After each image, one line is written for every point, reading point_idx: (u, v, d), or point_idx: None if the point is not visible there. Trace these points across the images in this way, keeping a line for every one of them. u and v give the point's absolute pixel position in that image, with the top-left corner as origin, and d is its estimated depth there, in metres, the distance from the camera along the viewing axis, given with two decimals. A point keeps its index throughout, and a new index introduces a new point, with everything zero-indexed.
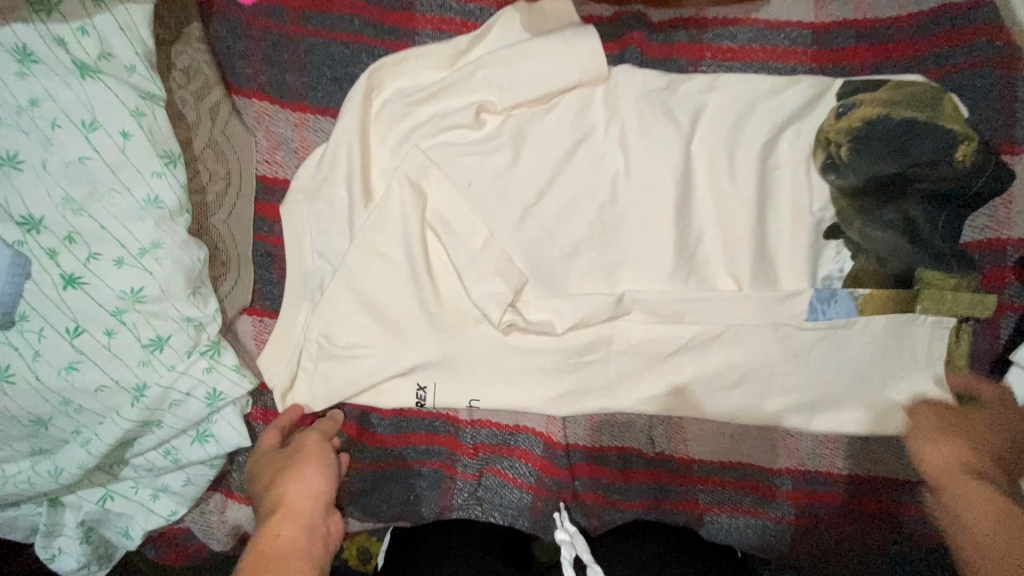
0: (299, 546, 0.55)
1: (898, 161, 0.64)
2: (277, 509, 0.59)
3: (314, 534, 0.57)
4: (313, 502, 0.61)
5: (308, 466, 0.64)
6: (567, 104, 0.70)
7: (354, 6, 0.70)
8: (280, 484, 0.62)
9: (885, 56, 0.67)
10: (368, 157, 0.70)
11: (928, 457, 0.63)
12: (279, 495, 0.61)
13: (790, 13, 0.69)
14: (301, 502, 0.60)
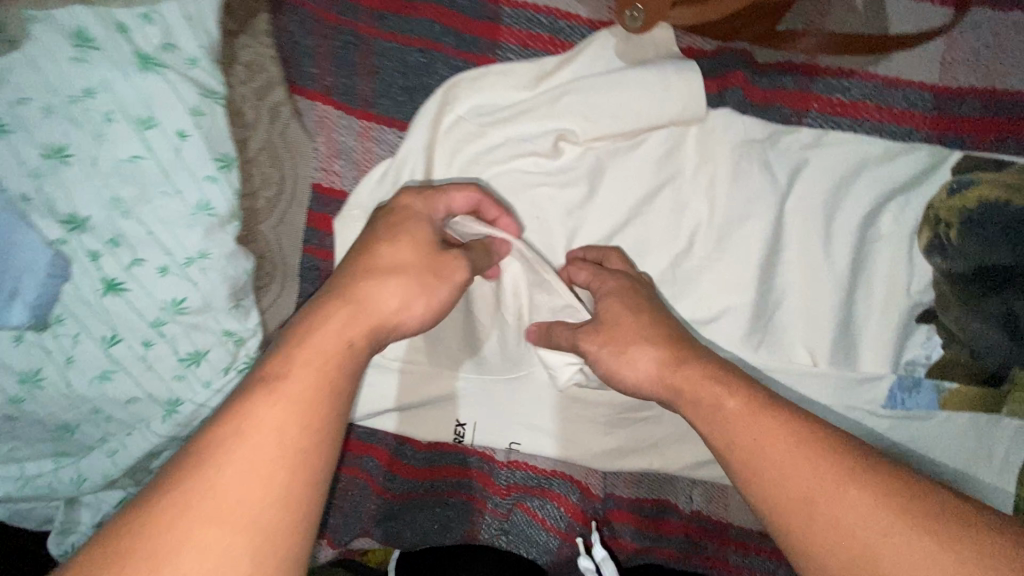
0: (326, 398, 0.42)
1: (1016, 252, 0.59)
2: (354, 319, 0.47)
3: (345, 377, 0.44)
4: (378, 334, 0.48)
5: (409, 283, 0.51)
6: (654, 141, 0.64)
7: (435, 10, 0.64)
8: (362, 292, 0.49)
9: (1011, 133, 0.61)
10: (432, 172, 0.65)
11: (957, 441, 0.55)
12: (356, 298, 0.48)
13: (911, 71, 0.62)
14: (367, 320, 0.48)
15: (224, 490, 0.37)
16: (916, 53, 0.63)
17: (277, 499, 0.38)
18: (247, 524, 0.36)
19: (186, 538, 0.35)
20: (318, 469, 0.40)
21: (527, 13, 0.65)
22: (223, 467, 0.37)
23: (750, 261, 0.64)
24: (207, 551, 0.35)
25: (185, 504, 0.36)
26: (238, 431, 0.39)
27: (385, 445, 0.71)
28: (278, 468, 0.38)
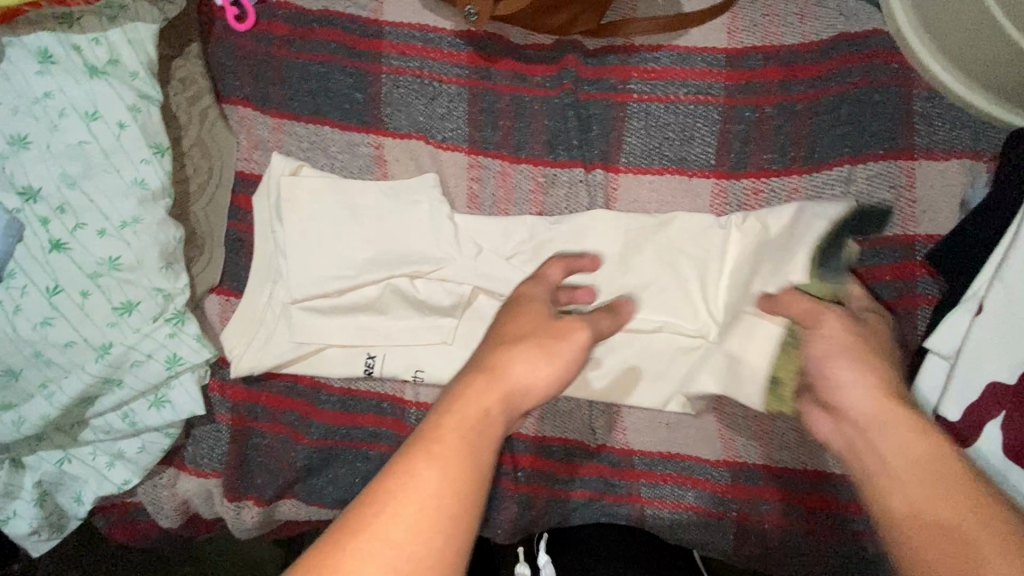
0: (476, 460, 0.44)
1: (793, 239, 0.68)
2: (478, 448, 0.45)
3: (495, 438, 0.46)
4: (510, 406, 0.49)
5: (535, 354, 0.52)
6: (511, 115, 0.80)
7: (332, 32, 0.82)
8: (505, 364, 0.51)
9: (792, 76, 0.76)
10: (335, 153, 0.80)
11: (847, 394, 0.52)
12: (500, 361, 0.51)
13: (706, 41, 0.79)
14: (504, 390, 0.49)
15: (420, 507, 0.41)
16: (708, 26, 0.79)
17: (457, 465, 0.44)
18: (446, 503, 0.42)
19: (393, 514, 0.41)
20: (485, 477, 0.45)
21: (403, 30, 0.82)
22: (438, 465, 0.43)
23: (598, 202, 0.77)
24: (399, 527, 0.41)
25: (404, 489, 0.42)
26: (422, 462, 0.43)
27: (304, 397, 0.78)
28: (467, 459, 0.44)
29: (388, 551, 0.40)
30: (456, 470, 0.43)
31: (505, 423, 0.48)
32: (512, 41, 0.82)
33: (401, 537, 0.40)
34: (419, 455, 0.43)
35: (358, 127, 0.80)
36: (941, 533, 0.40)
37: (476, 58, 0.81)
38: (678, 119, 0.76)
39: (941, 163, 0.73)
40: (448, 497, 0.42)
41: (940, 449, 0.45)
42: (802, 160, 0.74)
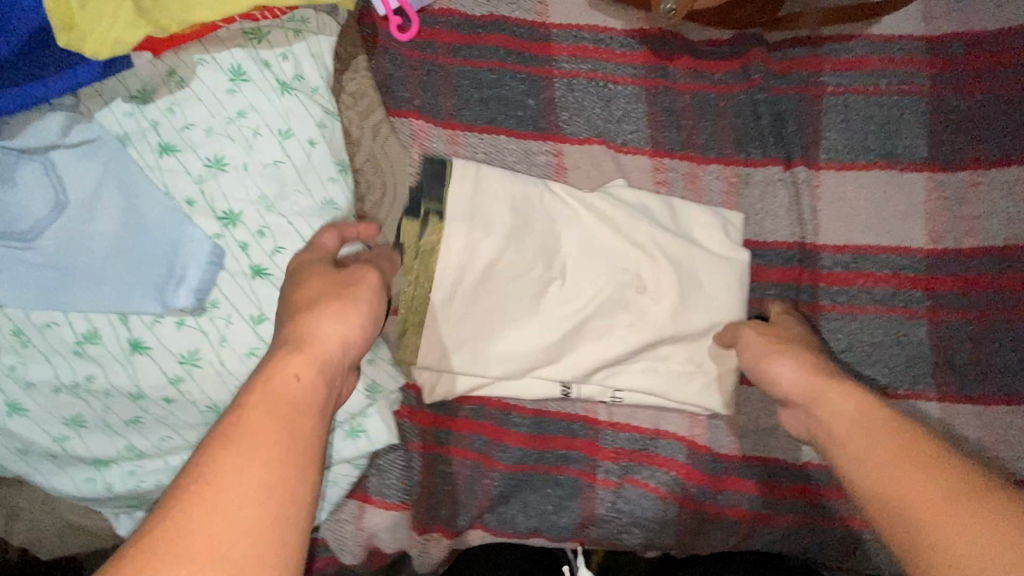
0: (276, 435, 0.40)
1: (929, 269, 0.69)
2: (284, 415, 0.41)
3: (303, 415, 0.42)
4: (321, 364, 0.45)
5: (339, 307, 0.50)
6: (694, 116, 0.76)
7: (498, 38, 0.79)
8: (760, 363, 0.61)
9: (998, 61, 0.72)
10: (511, 162, 0.76)
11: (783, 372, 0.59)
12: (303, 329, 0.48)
13: (901, 28, 0.74)
14: (311, 353, 0.46)
15: (231, 494, 0.37)
16: (902, 13, 0.74)
17: (271, 457, 0.39)
18: (270, 494, 0.37)
19: (212, 506, 0.36)
20: (298, 465, 0.39)
21: (571, 32, 0.79)
22: (210, 456, 0.38)
23: (799, 201, 0.73)
24: (223, 519, 0.36)
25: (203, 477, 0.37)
26: (221, 447, 0.38)
27: (492, 420, 0.74)
28: (272, 440, 0.39)
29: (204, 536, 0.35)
30: (259, 453, 0.39)
31: (311, 387, 0.44)
32: (688, 38, 0.78)
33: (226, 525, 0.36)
34: (209, 445, 0.38)
35: (535, 134, 0.76)
36: (895, 483, 0.44)
37: (651, 56, 0.78)
38: (881, 110, 0.72)
39: None
40: (256, 477, 0.38)
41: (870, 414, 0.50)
42: (1022, 148, 0.70)
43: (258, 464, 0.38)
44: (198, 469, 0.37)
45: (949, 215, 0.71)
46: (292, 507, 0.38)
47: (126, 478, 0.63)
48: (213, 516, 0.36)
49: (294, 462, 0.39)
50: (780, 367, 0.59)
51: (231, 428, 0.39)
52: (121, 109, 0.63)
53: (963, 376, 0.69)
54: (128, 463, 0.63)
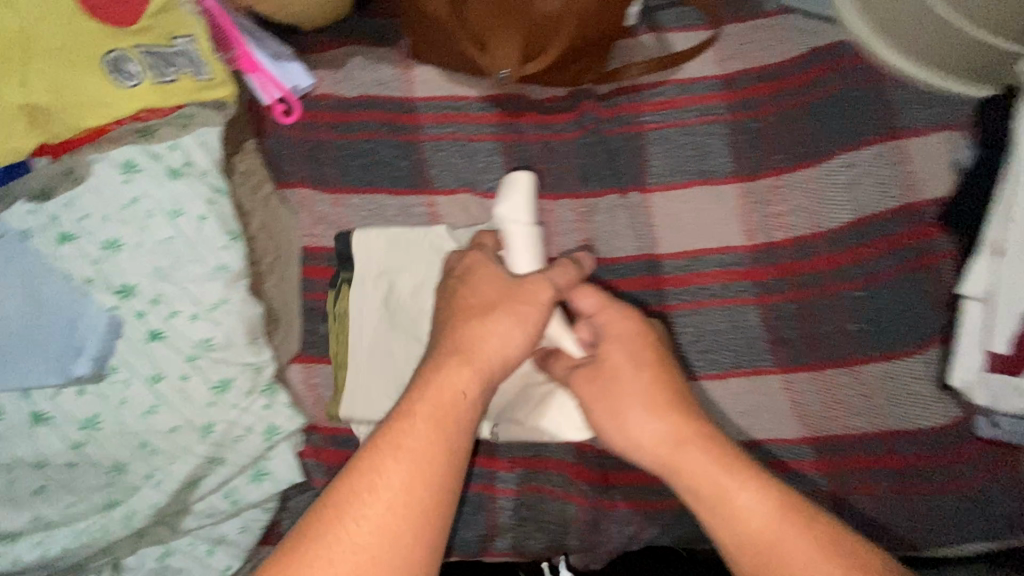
0: (435, 440, 0.57)
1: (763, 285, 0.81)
2: (449, 418, 0.59)
3: (460, 426, 0.59)
4: (483, 377, 0.62)
5: (507, 323, 0.64)
6: (544, 160, 0.89)
7: (372, 113, 0.91)
8: (619, 418, 0.65)
9: (781, 88, 0.87)
10: (392, 215, 0.87)
11: (642, 426, 0.64)
12: (469, 337, 0.64)
13: (701, 71, 0.90)
14: (477, 367, 0.62)
15: (374, 494, 0.54)
16: (700, 60, 0.90)
17: (425, 451, 0.57)
18: (421, 490, 0.55)
19: (359, 509, 0.54)
20: (451, 462, 0.57)
21: (434, 102, 0.92)
22: (394, 464, 0.56)
23: (637, 220, 0.85)
24: (377, 515, 0.53)
25: (369, 474, 0.55)
26: (383, 456, 0.56)
27: None
28: (440, 453, 0.57)
29: (361, 521, 0.53)
30: (421, 461, 0.56)
31: (470, 403, 0.61)
32: (532, 97, 0.92)
33: (381, 521, 0.53)
34: (367, 467, 0.56)
35: (409, 190, 0.87)
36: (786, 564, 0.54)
37: (503, 116, 0.91)
38: (693, 139, 0.87)
39: (927, 138, 0.82)
40: (423, 474, 0.56)
41: (745, 486, 0.58)
42: (808, 155, 0.84)
43: (415, 462, 0.56)
44: (333, 496, 0.55)
45: (761, 216, 0.83)
46: (447, 491, 0.56)
47: (32, 548, 0.66)
48: (379, 512, 0.53)
49: (450, 465, 0.57)
50: (642, 426, 0.64)
51: (392, 437, 0.57)
52: (22, 210, 0.70)
53: (793, 349, 0.80)
54: (35, 534, 0.66)
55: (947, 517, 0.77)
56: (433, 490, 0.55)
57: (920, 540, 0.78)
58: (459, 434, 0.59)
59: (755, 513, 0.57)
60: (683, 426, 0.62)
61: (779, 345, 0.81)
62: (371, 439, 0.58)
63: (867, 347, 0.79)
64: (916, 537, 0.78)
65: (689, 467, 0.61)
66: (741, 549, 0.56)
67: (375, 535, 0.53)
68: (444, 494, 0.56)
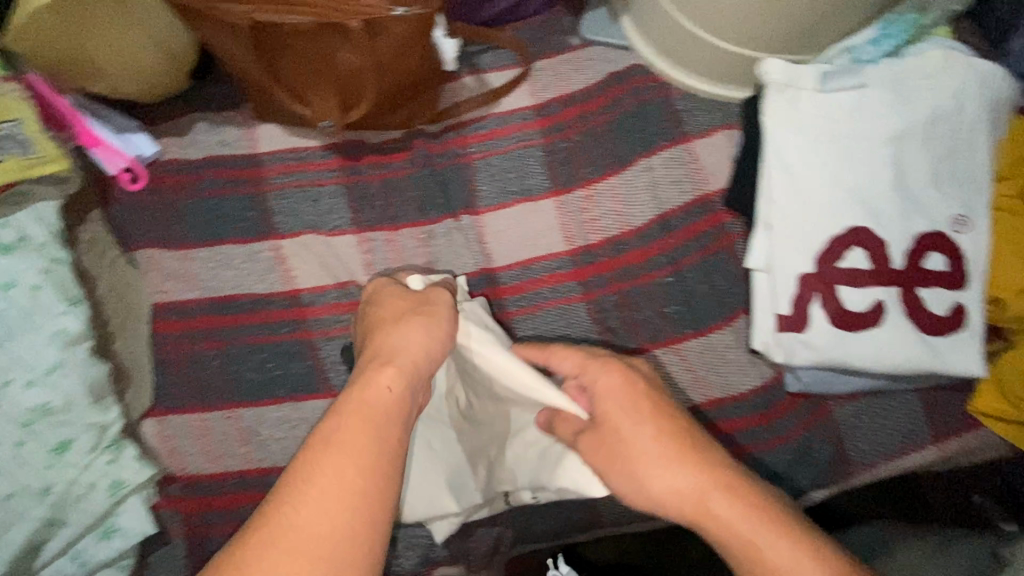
0: (366, 428, 0.58)
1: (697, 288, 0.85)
2: (379, 414, 0.60)
3: (389, 421, 0.60)
4: (409, 374, 0.64)
5: (424, 322, 0.70)
6: (383, 196, 0.96)
7: (218, 171, 0.97)
8: (636, 476, 0.63)
9: (586, 110, 0.99)
10: (241, 262, 0.90)
11: (660, 482, 0.61)
12: (389, 344, 0.67)
13: (517, 104, 1.01)
14: (398, 364, 0.64)
15: (310, 484, 0.54)
16: (515, 94, 1.01)
17: (357, 441, 0.57)
18: (355, 477, 0.55)
19: (295, 498, 0.53)
20: (388, 459, 0.57)
21: (278, 154, 0.99)
22: (324, 452, 0.56)
23: (472, 240, 0.93)
24: (315, 502, 0.53)
25: (305, 464, 0.56)
26: (318, 445, 0.57)
27: (259, 488, 0.81)
28: (368, 441, 0.57)
29: (300, 514, 0.52)
30: (355, 451, 0.56)
31: (398, 398, 0.62)
32: (369, 140, 0.99)
33: (314, 511, 0.52)
34: (307, 457, 0.56)
35: (254, 237, 0.92)
36: None
37: (343, 160, 0.98)
38: (513, 163, 0.96)
39: (711, 138, 0.93)
40: (355, 462, 0.55)
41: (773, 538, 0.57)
42: (614, 164, 0.94)
43: (351, 453, 0.56)
44: (275, 489, 0.55)
45: (579, 222, 0.92)
46: (377, 481, 0.56)
47: None
48: (314, 498, 0.53)
49: (380, 455, 0.57)
50: (682, 479, 0.61)
51: (327, 429, 0.58)
52: None
53: (621, 338, 0.87)
54: None
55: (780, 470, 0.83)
56: (373, 481, 0.55)
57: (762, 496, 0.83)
58: (389, 422, 0.60)
59: (794, 564, 0.56)
60: (686, 448, 0.61)
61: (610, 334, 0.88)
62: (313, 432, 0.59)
63: (686, 325, 0.87)
64: (758, 494, 0.83)
65: (723, 516, 0.59)
66: (729, 559, 0.59)
67: (307, 524, 0.52)
68: (374, 482, 0.55)
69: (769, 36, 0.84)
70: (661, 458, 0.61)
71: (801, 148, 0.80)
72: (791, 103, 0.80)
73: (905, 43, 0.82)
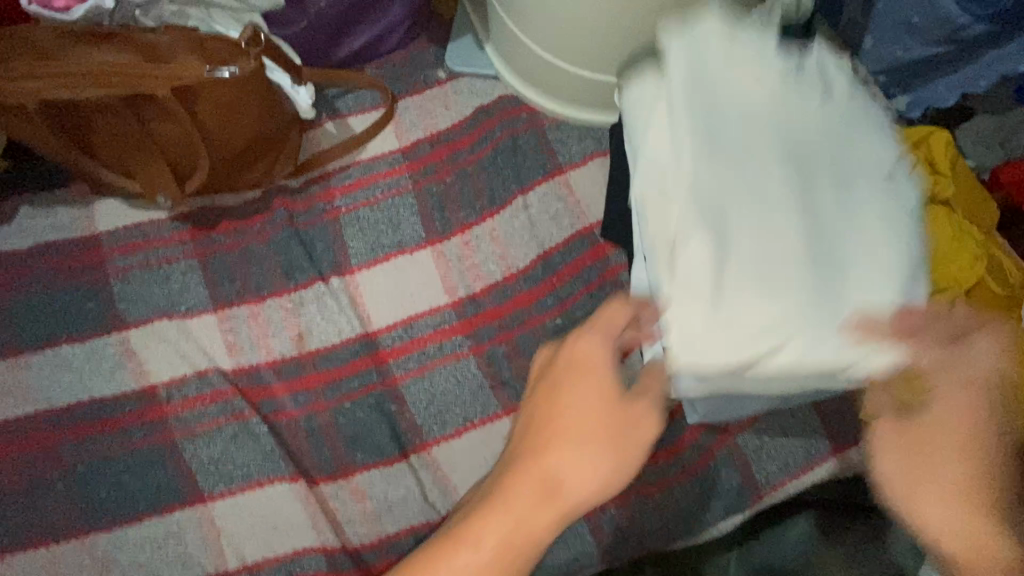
0: (593, 419, 0.55)
1: None
2: (633, 398, 0.57)
3: (640, 413, 0.56)
4: (607, 393, 0.56)
5: (615, 309, 0.60)
6: (244, 266, 0.88)
7: (48, 261, 0.85)
8: (919, 404, 0.54)
9: (455, 149, 0.94)
10: (83, 364, 0.81)
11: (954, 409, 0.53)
12: (595, 324, 0.59)
13: (382, 147, 0.94)
14: (592, 366, 0.56)
15: (547, 479, 0.53)
16: (380, 137, 0.95)
17: (589, 430, 0.54)
18: (549, 508, 0.52)
19: (550, 446, 0.54)
20: (633, 457, 0.55)
21: (121, 232, 0.88)
22: (575, 414, 0.55)
23: (347, 303, 0.86)
24: (517, 506, 0.52)
25: (558, 430, 0.54)
26: (542, 406, 0.57)
27: None
28: (599, 442, 0.54)
29: (572, 451, 0.53)
30: (620, 433, 0.55)
31: (599, 408, 0.55)
32: (225, 204, 0.91)
33: (542, 484, 0.53)
34: (555, 419, 0.55)
35: (96, 332, 0.83)
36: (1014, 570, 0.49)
37: (195, 231, 0.89)
38: (383, 214, 0.90)
39: (585, 168, 0.90)
40: (570, 439, 0.54)
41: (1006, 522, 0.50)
42: (489, 205, 0.90)
43: (602, 399, 0.55)
44: (533, 431, 0.56)
45: (459, 270, 0.87)
46: (567, 500, 0.53)
47: None
48: (559, 459, 0.53)
49: (629, 460, 0.55)
50: (953, 403, 0.53)
51: (568, 383, 0.56)
52: None
53: (515, 389, 0.82)
54: None
55: (694, 504, 0.79)
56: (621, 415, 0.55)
57: (682, 536, 0.78)
58: (646, 413, 0.56)
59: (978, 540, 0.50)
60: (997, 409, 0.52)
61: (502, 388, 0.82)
62: (542, 387, 0.58)
63: None
64: (677, 534, 0.78)
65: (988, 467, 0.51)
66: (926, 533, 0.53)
67: (533, 506, 0.52)
68: (625, 466, 0.55)
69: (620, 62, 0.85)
70: (968, 403, 0.53)
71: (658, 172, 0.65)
72: (641, 124, 0.67)
73: None
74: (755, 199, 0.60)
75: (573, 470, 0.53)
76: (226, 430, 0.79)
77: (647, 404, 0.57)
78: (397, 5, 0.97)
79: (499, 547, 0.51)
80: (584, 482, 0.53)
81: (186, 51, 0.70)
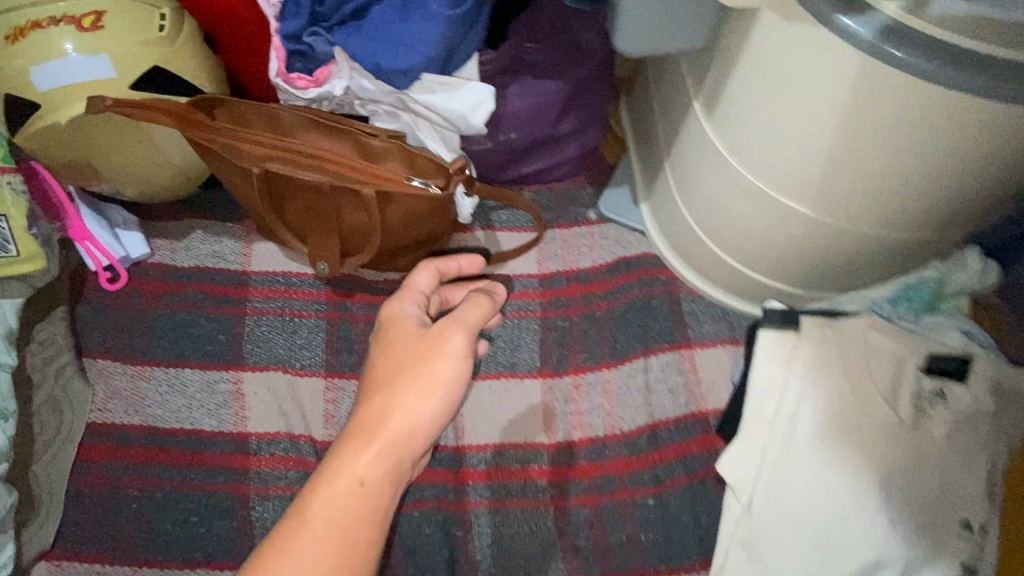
0: (409, 343, 0.66)
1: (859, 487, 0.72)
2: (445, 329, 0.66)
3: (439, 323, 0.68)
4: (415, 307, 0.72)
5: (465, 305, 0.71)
6: (364, 341, 0.91)
7: (200, 284, 0.92)
8: None
9: (590, 291, 0.96)
10: (194, 392, 0.85)
11: None
12: (388, 306, 0.71)
13: (523, 268, 0.98)
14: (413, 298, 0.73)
15: (362, 430, 0.60)
16: (523, 258, 0.98)
17: (408, 375, 0.63)
18: (371, 456, 0.59)
19: (369, 388, 0.63)
20: (444, 371, 0.63)
21: (268, 275, 0.93)
22: (383, 357, 0.66)
23: None
24: (337, 469, 0.59)
25: (372, 387, 0.63)
26: (367, 364, 0.66)
27: None
28: (410, 355, 0.64)
29: (377, 406, 0.61)
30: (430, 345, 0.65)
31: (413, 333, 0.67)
32: (365, 277, 0.95)
33: (356, 440, 0.60)
34: (364, 391, 0.63)
35: (217, 364, 0.87)
36: None
37: (332, 294, 0.94)
38: (507, 333, 0.92)
39: (712, 350, 0.90)
40: (373, 413, 0.61)
41: None
42: (609, 357, 0.90)
43: (406, 339, 0.66)
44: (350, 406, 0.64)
45: (562, 411, 0.87)
46: (398, 437, 0.60)
47: None
48: (365, 431, 0.60)
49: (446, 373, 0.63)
50: None
51: (372, 359, 0.66)
52: None
53: (585, 558, 0.79)
54: None
55: None
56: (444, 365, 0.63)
57: None
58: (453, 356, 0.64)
59: None
60: None
61: (569, 548, 0.79)
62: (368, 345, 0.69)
63: (658, 558, 0.78)
64: None
65: None
66: None
67: (344, 467, 0.59)
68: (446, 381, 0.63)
69: (771, 266, 0.84)
70: None
71: (772, 452, 0.75)
72: (775, 395, 0.77)
73: (921, 310, 0.80)
74: (852, 486, 0.72)
75: (397, 407, 0.61)
76: (296, 501, 0.80)
77: (448, 324, 0.66)
78: (572, 145, 1.02)
79: (332, 535, 0.56)
80: (411, 413, 0.61)
81: (398, 157, 0.79)
